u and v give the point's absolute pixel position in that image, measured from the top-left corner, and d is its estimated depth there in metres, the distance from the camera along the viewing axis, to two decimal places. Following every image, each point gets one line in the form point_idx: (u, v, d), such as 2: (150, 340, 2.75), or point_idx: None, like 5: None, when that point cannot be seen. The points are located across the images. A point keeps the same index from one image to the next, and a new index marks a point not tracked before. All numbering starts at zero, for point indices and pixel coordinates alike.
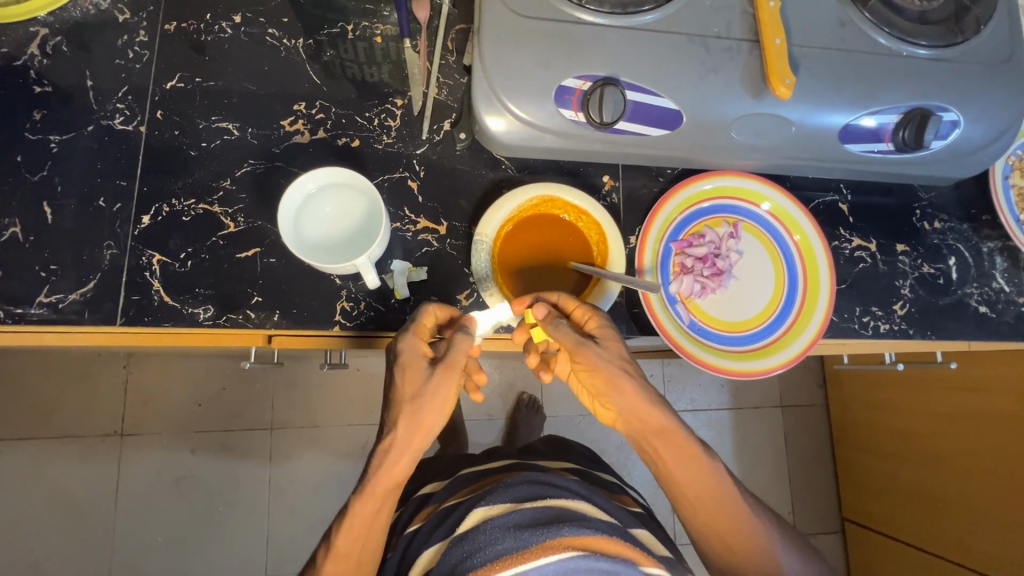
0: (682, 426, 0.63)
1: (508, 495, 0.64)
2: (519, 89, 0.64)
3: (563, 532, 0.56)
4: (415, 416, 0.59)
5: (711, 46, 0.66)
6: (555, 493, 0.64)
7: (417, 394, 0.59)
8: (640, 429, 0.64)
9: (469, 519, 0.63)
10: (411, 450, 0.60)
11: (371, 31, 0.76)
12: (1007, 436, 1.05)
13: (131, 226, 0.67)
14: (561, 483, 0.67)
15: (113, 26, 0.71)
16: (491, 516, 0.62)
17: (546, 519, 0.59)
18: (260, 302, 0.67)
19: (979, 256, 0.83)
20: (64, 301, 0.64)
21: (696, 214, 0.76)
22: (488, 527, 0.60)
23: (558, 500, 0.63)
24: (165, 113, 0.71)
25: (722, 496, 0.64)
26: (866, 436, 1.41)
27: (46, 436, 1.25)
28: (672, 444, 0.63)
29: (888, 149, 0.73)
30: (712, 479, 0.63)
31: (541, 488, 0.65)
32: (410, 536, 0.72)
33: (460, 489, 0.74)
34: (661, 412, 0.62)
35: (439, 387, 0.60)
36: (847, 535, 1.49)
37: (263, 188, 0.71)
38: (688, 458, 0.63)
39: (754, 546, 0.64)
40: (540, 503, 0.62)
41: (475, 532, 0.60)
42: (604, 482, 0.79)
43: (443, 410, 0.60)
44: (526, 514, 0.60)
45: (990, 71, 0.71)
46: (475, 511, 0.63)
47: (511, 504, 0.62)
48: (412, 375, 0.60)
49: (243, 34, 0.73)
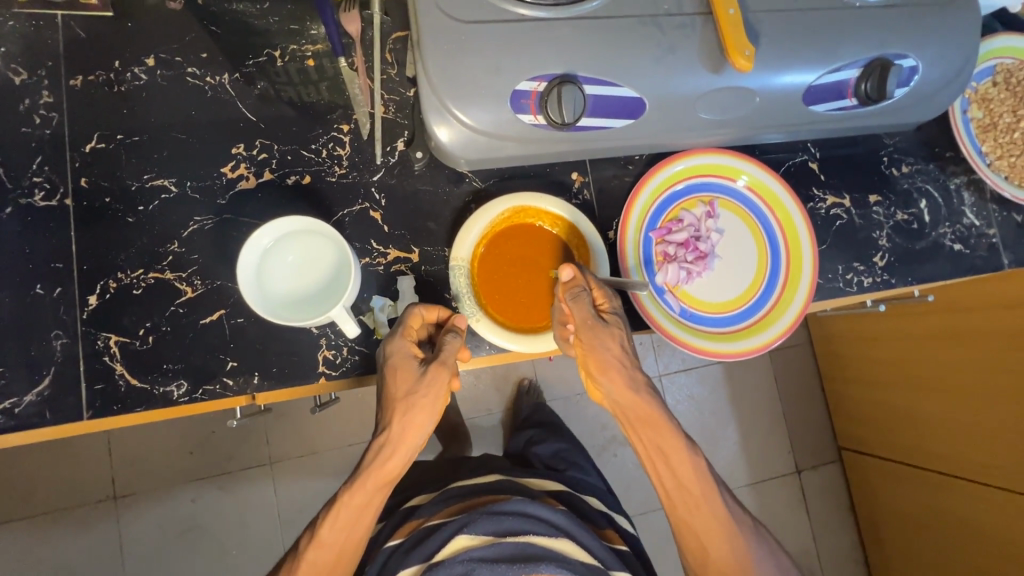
0: (671, 419, 0.63)
1: (489, 527, 0.67)
2: (471, 99, 0.60)
3: (538, 570, 0.62)
4: (406, 414, 0.58)
5: (664, 24, 0.63)
6: (538, 528, 0.67)
7: (410, 392, 0.58)
8: (623, 415, 0.63)
9: (449, 547, 0.66)
10: (402, 451, 0.59)
11: (301, 53, 0.70)
12: (989, 351, 1.09)
13: (78, 310, 0.62)
14: (545, 516, 0.69)
15: (10, 90, 0.63)
16: (470, 547, 0.65)
17: (523, 556, 0.64)
18: (236, 366, 0.64)
19: (948, 195, 0.84)
20: (20, 404, 0.59)
21: (672, 198, 0.74)
22: (465, 558, 0.64)
23: (540, 538, 0.66)
24: (91, 179, 0.64)
25: (700, 495, 0.63)
26: (853, 371, 1.45)
27: (34, 518, 1.19)
28: (657, 437, 0.62)
29: (852, 104, 0.71)
30: (693, 475, 0.63)
31: (523, 523, 0.67)
32: (389, 552, 0.72)
33: (446, 508, 0.73)
34: (651, 402, 0.62)
35: (430, 387, 0.58)
36: (846, 464, 1.55)
37: (214, 245, 0.66)
38: (672, 453, 0.62)
39: (727, 551, 0.64)
40: (520, 539, 0.65)
41: (452, 560, 0.64)
42: (588, 515, 0.78)
43: (435, 408, 0.59)
44: (505, 549, 0.64)
45: (943, 11, 0.69)
46: (458, 539, 0.66)
47: (491, 538, 0.66)
48: (404, 374, 0.58)
49: (161, 78, 0.67)
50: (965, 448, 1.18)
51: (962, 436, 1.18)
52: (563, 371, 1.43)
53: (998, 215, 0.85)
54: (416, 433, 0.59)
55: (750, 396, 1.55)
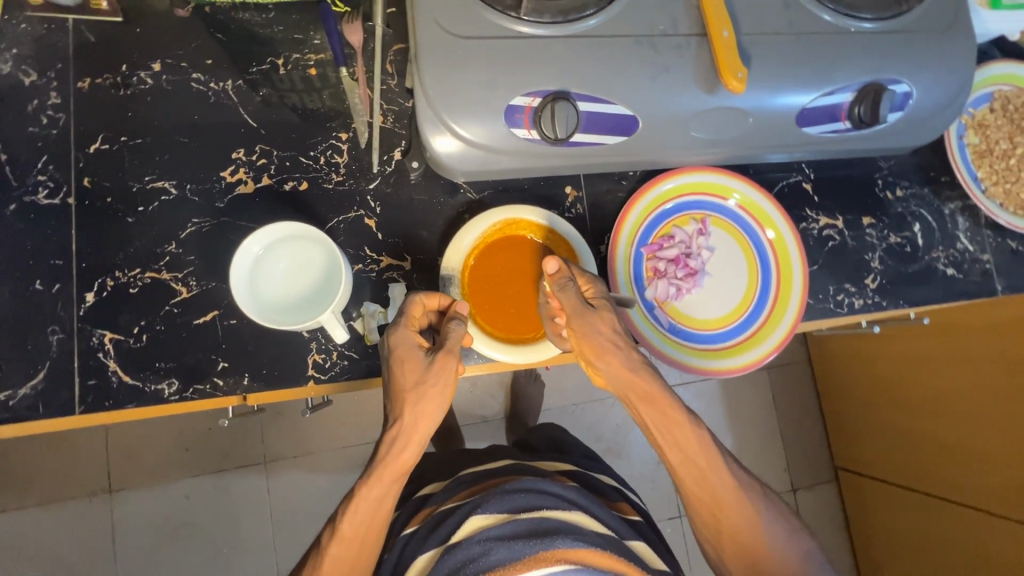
0: (670, 393, 0.63)
1: (502, 505, 0.61)
2: (466, 113, 0.61)
3: (555, 544, 0.54)
4: (417, 404, 0.59)
5: (659, 44, 0.64)
6: (553, 503, 0.62)
7: (419, 382, 0.59)
8: (623, 393, 0.64)
9: (463, 528, 0.60)
10: (414, 442, 0.60)
11: (303, 62, 0.72)
12: (988, 375, 1.08)
13: (75, 307, 0.63)
14: (558, 492, 0.64)
15: (19, 90, 0.65)
16: (485, 527, 0.59)
17: (539, 531, 0.57)
18: (227, 367, 0.65)
19: (942, 219, 0.84)
20: (15, 397, 0.61)
21: (662, 217, 0.75)
22: (482, 538, 0.58)
23: (553, 511, 0.60)
24: (94, 179, 0.66)
25: (706, 464, 0.62)
26: (851, 390, 1.44)
27: (28, 507, 1.20)
28: (655, 408, 0.62)
29: (846, 127, 0.71)
30: (697, 446, 0.62)
31: (537, 498, 0.62)
32: (405, 540, 0.69)
33: (459, 492, 0.71)
34: (649, 378, 0.62)
35: (439, 376, 0.59)
36: (842, 484, 1.54)
37: (210, 247, 0.67)
38: (672, 423, 0.62)
39: (737, 519, 0.62)
40: (535, 514, 0.59)
41: (468, 542, 0.58)
42: (601, 487, 0.78)
43: (444, 398, 0.60)
44: (520, 526, 0.58)
45: (937, 38, 0.70)
46: (470, 521, 0.61)
47: (506, 515, 0.60)
48: (411, 364, 0.59)
49: (166, 83, 0.68)
50: (959, 472, 1.17)
51: (956, 460, 1.18)
52: (559, 380, 1.44)
53: (992, 241, 0.85)
54: (429, 422, 0.60)
55: (746, 412, 1.54)
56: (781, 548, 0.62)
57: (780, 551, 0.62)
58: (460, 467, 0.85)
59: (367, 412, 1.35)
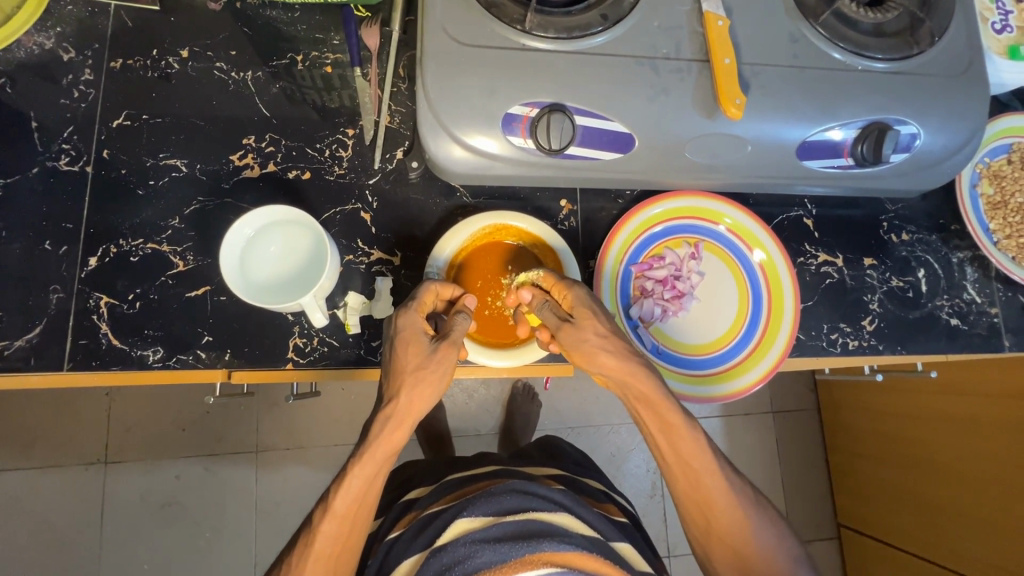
0: (668, 394, 0.61)
1: (488, 508, 0.59)
2: (465, 119, 0.63)
3: (542, 547, 0.52)
4: (414, 387, 0.59)
5: (660, 67, 0.65)
6: (539, 504, 0.59)
7: (421, 365, 0.59)
8: (624, 394, 0.64)
9: (448, 531, 0.58)
10: (406, 424, 0.59)
11: (321, 60, 0.76)
12: (1004, 439, 1.02)
13: (78, 269, 0.67)
14: (545, 494, 0.61)
15: (57, 66, 0.70)
16: (472, 530, 0.56)
17: (526, 533, 0.55)
18: (210, 341, 0.67)
19: (948, 267, 0.82)
20: (10, 348, 0.64)
21: (652, 239, 0.76)
22: (468, 540, 0.55)
23: (540, 513, 0.57)
24: (112, 152, 0.70)
25: (700, 466, 0.61)
26: (857, 443, 1.38)
27: (23, 467, 1.24)
28: (652, 411, 0.62)
29: (847, 164, 0.71)
30: (692, 449, 0.61)
31: (524, 499, 0.60)
32: (391, 543, 0.66)
33: (446, 495, 0.69)
34: (647, 378, 0.61)
35: (439, 364, 0.59)
36: (844, 543, 1.46)
37: (210, 225, 0.70)
38: (668, 424, 0.61)
39: (726, 519, 0.61)
40: (522, 515, 0.57)
41: (454, 545, 0.55)
42: (588, 490, 0.77)
43: (442, 384, 0.60)
44: (507, 528, 0.55)
45: (947, 83, 0.69)
46: (458, 523, 0.58)
47: (493, 517, 0.57)
48: (414, 348, 0.59)
49: (191, 69, 0.73)
50: (963, 537, 1.10)
51: (960, 526, 1.11)
52: (555, 400, 1.42)
53: (1002, 295, 0.82)
54: (423, 406, 0.60)
55: (746, 455, 1.48)
56: (768, 549, 0.62)
57: (769, 553, 0.61)
58: (434, 470, 0.85)
59: (360, 409, 1.36)
